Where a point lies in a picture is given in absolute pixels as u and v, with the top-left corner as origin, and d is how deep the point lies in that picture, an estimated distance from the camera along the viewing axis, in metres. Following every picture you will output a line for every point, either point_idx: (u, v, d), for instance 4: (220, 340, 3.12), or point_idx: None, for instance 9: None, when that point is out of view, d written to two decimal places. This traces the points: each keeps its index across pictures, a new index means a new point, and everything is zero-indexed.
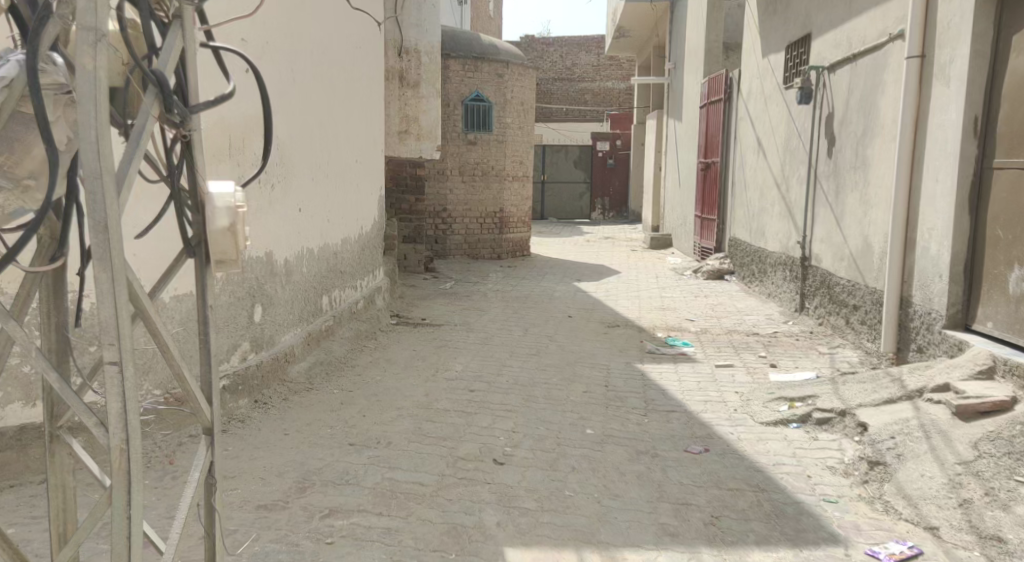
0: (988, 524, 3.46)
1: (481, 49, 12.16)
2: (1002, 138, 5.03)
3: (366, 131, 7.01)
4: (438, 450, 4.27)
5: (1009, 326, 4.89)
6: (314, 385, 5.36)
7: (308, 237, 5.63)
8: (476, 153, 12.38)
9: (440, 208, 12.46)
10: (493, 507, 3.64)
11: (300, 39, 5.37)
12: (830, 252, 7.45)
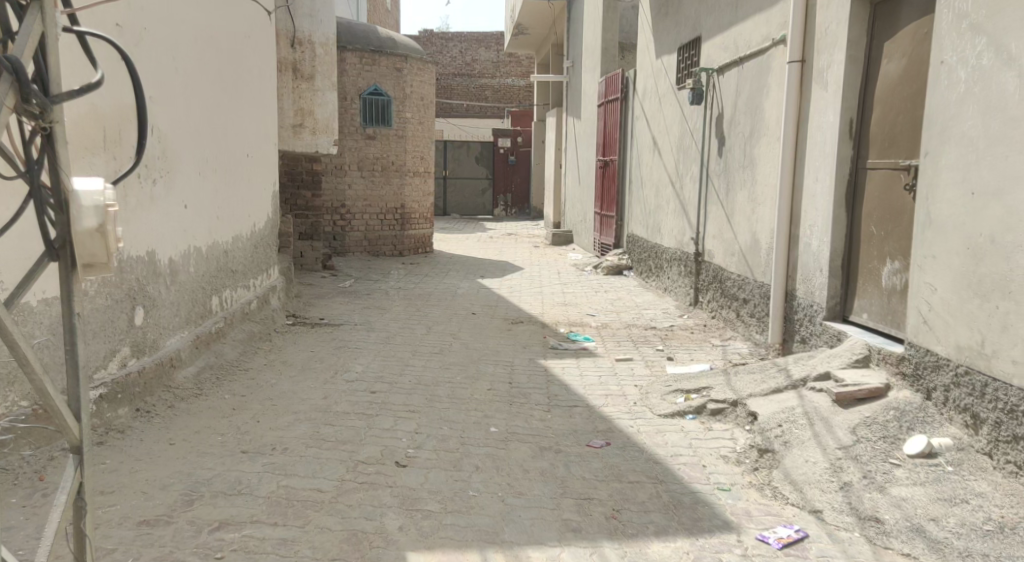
0: (866, 506, 3.69)
1: (378, 42, 12.08)
2: (874, 140, 5.33)
3: (258, 125, 6.85)
4: (336, 455, 4.23)
5: (883, 317, 5.19)
6: (203, 390, 5.21)
7: (194, 235, 5.47)
8: (374, 147, 12.26)
9: (339, 203, 12.27)
10: (395, 511, 3.63)
11: (183, 30, 5.21)
12: (722, 247, 7.73)
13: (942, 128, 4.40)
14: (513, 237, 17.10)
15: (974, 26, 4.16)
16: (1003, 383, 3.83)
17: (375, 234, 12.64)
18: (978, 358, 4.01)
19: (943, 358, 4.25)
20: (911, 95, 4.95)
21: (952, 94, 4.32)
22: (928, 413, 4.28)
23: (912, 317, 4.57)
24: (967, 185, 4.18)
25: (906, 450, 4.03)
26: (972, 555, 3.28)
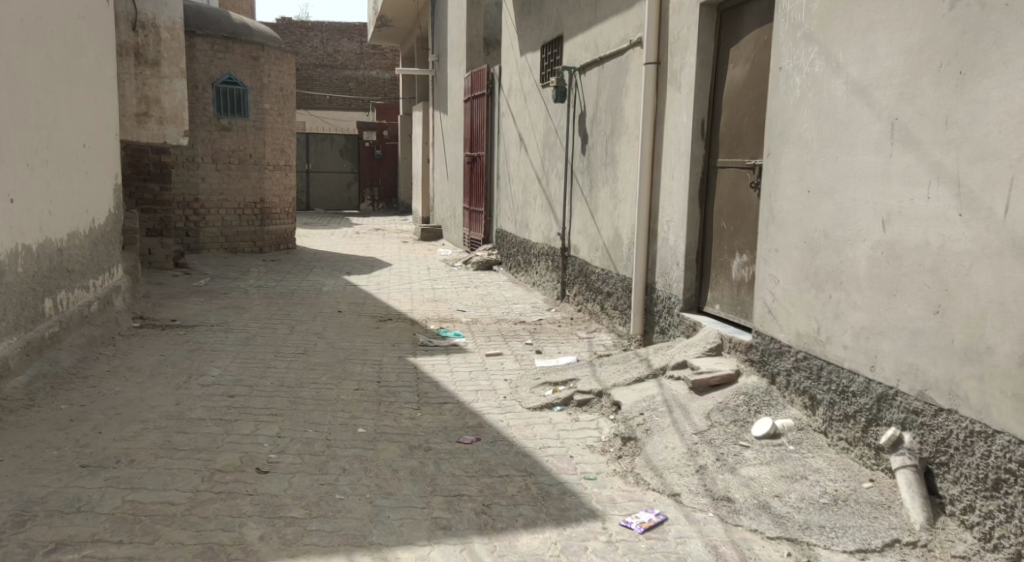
0: (719, 487, 3.90)
1: (231, 28, 11.65)
2: (724, 140, 5.62)
3: (94, 112, 6.48)
4: (191, 465, 4.09)
5: (733, 308, 5.48)
6: (37, 402, 4.91)
7: (22, 230, 5.12)
8: (229, 139, 11.84)
9: (192, 198, 11.78)
10: (256, 520, 3.55)
11: (5, 9, 4.86)
12: (586, 242, 7.94)
13: (781, 129, 4.68)
14: (381, 232, 16.94)
15: (808, 35, 4.45)
16: (836, 366, 4.15)
17: (232, 231, 12.23)
18: (815, 344, 4.32)
19: (786, 345, 4.56)
20: (754, 97, 5.24)
21: (790, 98, 4.61)
22: (773, 396, 4.58)
23: (759, 307, 4.86)
24: (804, 183, 4.47)
25: (754, 432, 4.31)
26: (811, 526, 3.53)
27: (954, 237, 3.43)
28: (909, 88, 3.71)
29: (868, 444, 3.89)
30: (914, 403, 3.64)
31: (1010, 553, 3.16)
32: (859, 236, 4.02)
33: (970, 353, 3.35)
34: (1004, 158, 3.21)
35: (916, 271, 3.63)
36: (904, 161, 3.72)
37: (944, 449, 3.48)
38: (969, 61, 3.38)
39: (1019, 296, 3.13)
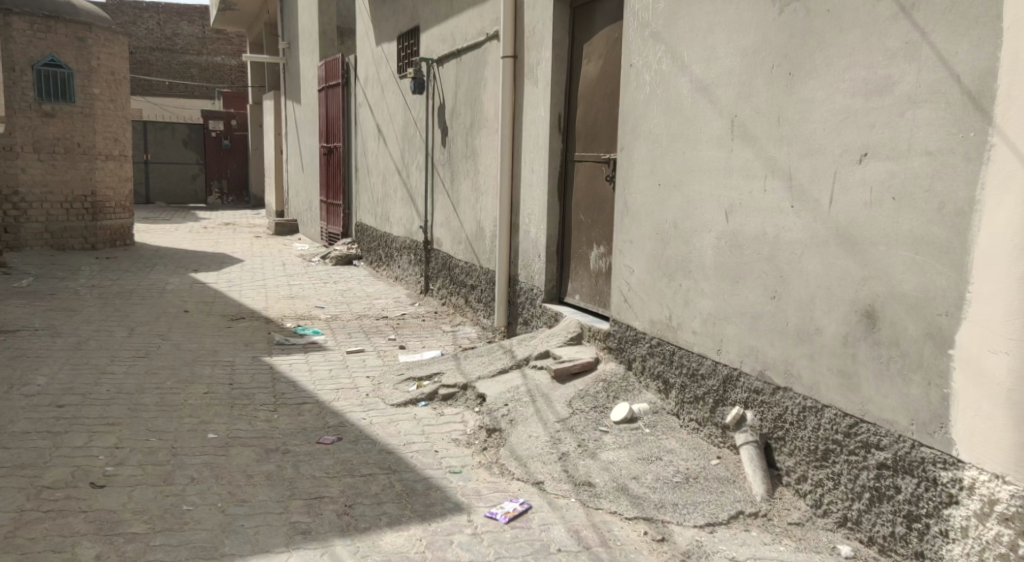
0: (581, 472, 4.02)
1: (53, 7, 10.90)
2: (580, 134, 5.76)
3: None
4: (16, 482, 3.81)
5: (591, 297, 5.64)
6: None
7: None
8: (53, 127, 11.06)
9: (11, 190, 10.93)
10: (91, 539, 3.36)
11: None
12: (448, 235, 7.95)
13: (633, 125, 4.85)
14: (232, 227, 16.30)
15: (654, 34, 4.63)
16: (687, 350, 4.36)
17: (58, 226, 11.48)
18: (667, 330, 4.52)
19: (641, 332, 4.75)
20: (607, 93, 5.40)
21: (640, 94, 4.78)
22: (631, 382, 4.75)
23: (617, 296, 5.03)
24: (655, 177, 4.65)
25: (612, 417, 4.47)
26: (664, 505, 3.69)
27: (787, 227, 3.67)
28: (745, 87, 3.93)
29: (716, 423, 4.10)
30: (755, 383, 3.88)
31: (838, 517, 3.39)
32: (705, 228, 4.22)
33: (803, 334, 3.58)
34: (827, 153, 3.45)
35: (756, 259, 3.86)
36: (743, 156, 3.94)
37: (782, 424, 3.71)
38: (796, 62, 3.62)
39: (843, 281, 3.37)
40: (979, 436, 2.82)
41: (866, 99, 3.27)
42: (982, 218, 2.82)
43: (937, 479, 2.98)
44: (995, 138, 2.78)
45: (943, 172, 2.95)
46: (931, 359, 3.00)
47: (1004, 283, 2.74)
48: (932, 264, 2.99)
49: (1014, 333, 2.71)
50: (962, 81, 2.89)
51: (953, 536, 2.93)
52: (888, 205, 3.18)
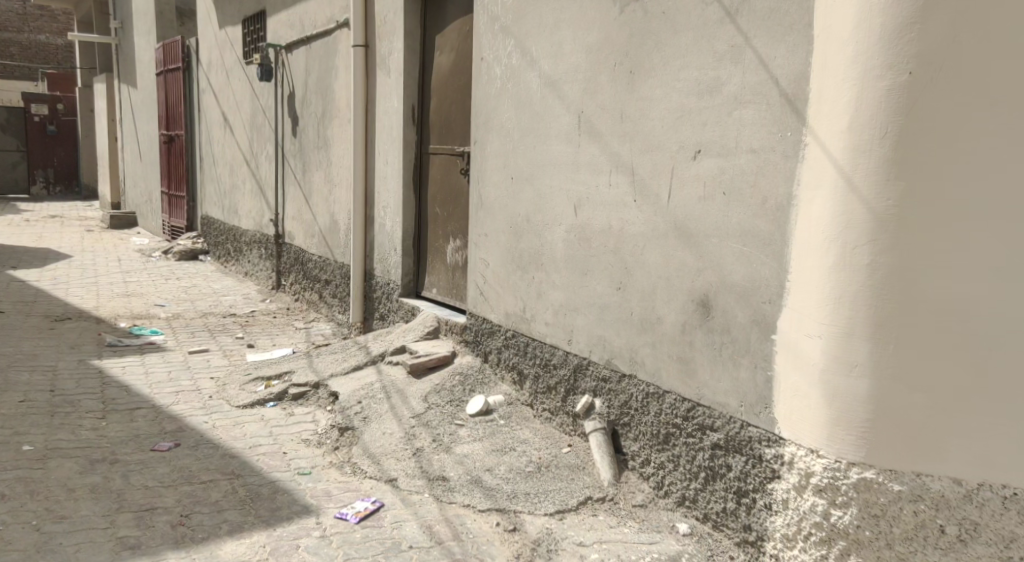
0: (435, 467, 4.03)
1: None
2: (434, 127, 5.75)
3: None
4: None
5: (448, 291, 5.65)
6: None
7: None
8: None
9: None
10: None
11: None
12: (301, 229, 7.76)
13: (485, 119, 4.89)
14: (61, 220, 15.24)
15: (504, 29, 4.68)
16: (539, 341, 4.45)
17: None
18: (521, 322, 4.60)
19: (497, 325, 4.81)
20: (460, 87, 5.41)
21: (491, 88, 4.82)
22: (486, 374, 4.80)
23: (473, 290, 5.07)
24: (507, 170, 4.71)
25: (467, 410, 4.50)
26: (516, 495, 3.75)
27: (631, 220, 3.80)
28: (591, 84, 4.03)
29: (567, 412, 4.20)
30: (604, 371, 4.00)
31: (677, 497, 3.55)
32: (556, 221, 4.31)
33: (647, 323, 3.73)
34: (665, 150, 3.59)
35: (603, 251, 3.98)
36: (590, 151, 4.04)
37: (627, 411, 3.85)
38: (637, 61, 3.75)
39: (681, 272, 3.53)
40: (797, 415, 3.01)
41: (699, 98, 3.43)
42: (798, 212, 3.02)
43: (762, 456, 3.16)
44: (808, 138, 2.97)
45: (765, 170, 3.14)
46: (757, 344, 3.19)
47: (817, 272, 2.93)
48: (758, 255, 3.18)
49: (825, 318, 2.91)
50: (780, 84, 3.08)
51: (775, 508, 3.10)
52: (719, 199, 3.35)
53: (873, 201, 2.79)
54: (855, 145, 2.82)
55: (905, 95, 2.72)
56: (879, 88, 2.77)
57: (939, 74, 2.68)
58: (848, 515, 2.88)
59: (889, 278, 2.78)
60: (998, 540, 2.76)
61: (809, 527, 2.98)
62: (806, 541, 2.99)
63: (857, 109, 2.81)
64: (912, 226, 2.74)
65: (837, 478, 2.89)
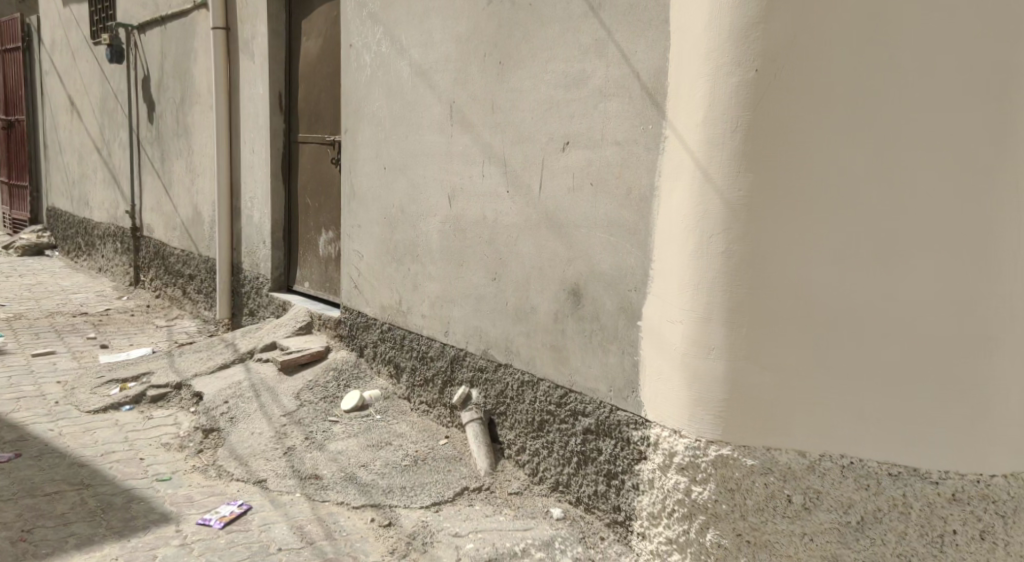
0: (307, 466, 3.92)
1: None
2: (303, 115, 5.59)
3: None
4: None
5: (321, 285, 5.51)
6: None
7: None
8: None
9: None
10: None
11: None
12: (161, 221, 7.39)
13: (357, 107, 4.80)
14: None
15: (373, 15, 4.60)
16: (415, 334, 4.41)
17: None
18: (397, 315, 4.54)
19: (372, 318, 4.73)
20: (329, 76, 5.28)
21: (361, 76, 4.74)
22: (361, 369, 4.72)
23: (348, 283, 4.99)
24: (380, 161, 4.63)
25: (342, 406, 4.41)
26: (392, 490, 3.69)
27: (504, 211, 3.81)
28: (460, 74, 4.01)
29: (444, 404, 4.17)
30: (479, 361, 4.00)
31: (551, 483, 3.59)
32: (429, 212, 4.28)
33: (520, 314, 3.75)
34: (535, 141, 3.61)
35: (477, 242, 3.97)
36: (461, 141, 4.03)
37: (503, 400, 3.86)
38: (505, 52, 3.75)
39: (552, 262, 3.56)
40: (661, 398, 3.09)
41: (564, 90, 3.47)
42: (659, 203, 3.09)
43: (630, 439, 3.22)
44: (667, 130, 3.05)
45: (629, 161, 3.21)
46: (625, 331, 3.26)
47: (677, 260, 3.01)
48: (624, 245, 3.24)
49: (684, 304, 2.98)
50: (641, 78, 3.15)
51: (642, 488, 3.17)
52: (586, 190, 3.39)
53: (726, 191, 2.86)
54: (708, 137, 2.90)
55: (751, 90, 2.80)
56: (729, 83, 2.84)
57: (781, 70, 2.76)
58: (707, 490, 2.94)
59: (740, 264, 2.85)
60: (839, 506, 2.82)
61: (672, 504, 3.05)
62: (670, 518, 3.06)
63: (710, 103, 2.89)
64: (761, 213, 2.81)
65: (698, 456, 2.96)
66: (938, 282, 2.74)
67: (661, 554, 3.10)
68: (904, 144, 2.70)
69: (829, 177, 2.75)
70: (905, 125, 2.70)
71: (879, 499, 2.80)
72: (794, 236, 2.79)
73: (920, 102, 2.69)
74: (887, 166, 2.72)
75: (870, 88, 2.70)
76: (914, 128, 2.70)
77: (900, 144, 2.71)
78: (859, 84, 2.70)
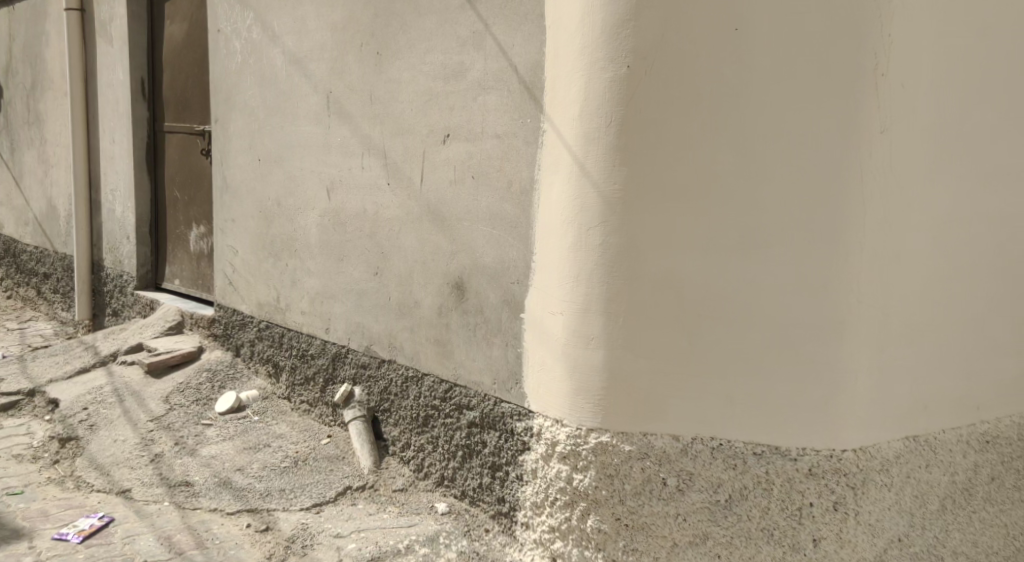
0: (176, 472, 3.73)
1: None
2: (168, 103, 5.31)
3: None
4: None
5: (192, 282, 5.26)
6: None
7: None
8: None
9: None
10: None
11: None
12: (12, 216, 6.87)
13: (228, 96, 4.63)
14: None
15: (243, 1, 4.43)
16: (295, 331, 4.28)
17: None
18: (276, 313, 4.41)
19: (248, 316, 4.58)
20: (193, 62, 5.04)
21: (232, 64, 4.57)
22: (237, 369, 4.55)
23: (221, 279, 4.82)
24: (254, 152, 4.48)
25: (217, 408, 4.24)
26: (269, 493, 3.57)
27: (385, 204, 3.75)
28: (337, 63, 3.92)
29: (326, 402, 4.07)
30: (362, 358, 3.92)
31: (436, 477, 3.57)
32: (308, 205, 4.16)
33: (404, 308, 3.71)
34: (415, 134, 3.57)
35: (358, 236, 3.89)
36: (340, 132, 3.94)
37: (387, 396, 3.81)
38: (382, 42, 3.69)
39: (436, 256, 3.54)
40: (544, 389, 3.13)
41: (445, 82, 3.44)
42: (540, 195, 3.13)
43: (513, 430, 3.24)
44: (545, 124, 3.09)
45: (510, 154, 3.22)
46: (508, 323, 3.28)
47: (557, 252, 3.05)
48: (506, 238, 3.26)
49: (564, 296, 3.03)
50: (519, 72, 3.17)
51: (526, 478, 3.19)
52: (469, 183, 3.38)
53: (602, 184, 2.92)
54: (585, 132, 2.94)
55: (625, 87, 2.86)
56: (603, 79, 2.89)
57: (652, 67, 2.83)
58: (587, 478, 2.99)
59: (617, 256, 2.91)
60: (709, 486, 2.95)
61: (555, 492, 3.08)
62: (552, 506, 3.09)
63: (586, 98, 2.94)
64: (635, 206, 2.88)
65: (579, 444, 3.01)
66: (798, 272, 2.91)
67: (545, 542, 3.12)
68: (766, 140, 2.84)
69: (699, 171, 2.85)
70: (766, 122, 2.84)
71: (745, 477, 2.95)
72: (667, 228, 2.87)
73: (779, 101, 2.83)
74: (751, 161, 2.85)
75: (734, 86, 2.82)
76: (775, 126, 2.84)
77: (762, 141, 2.84)
78: (725, 82, 2.82)
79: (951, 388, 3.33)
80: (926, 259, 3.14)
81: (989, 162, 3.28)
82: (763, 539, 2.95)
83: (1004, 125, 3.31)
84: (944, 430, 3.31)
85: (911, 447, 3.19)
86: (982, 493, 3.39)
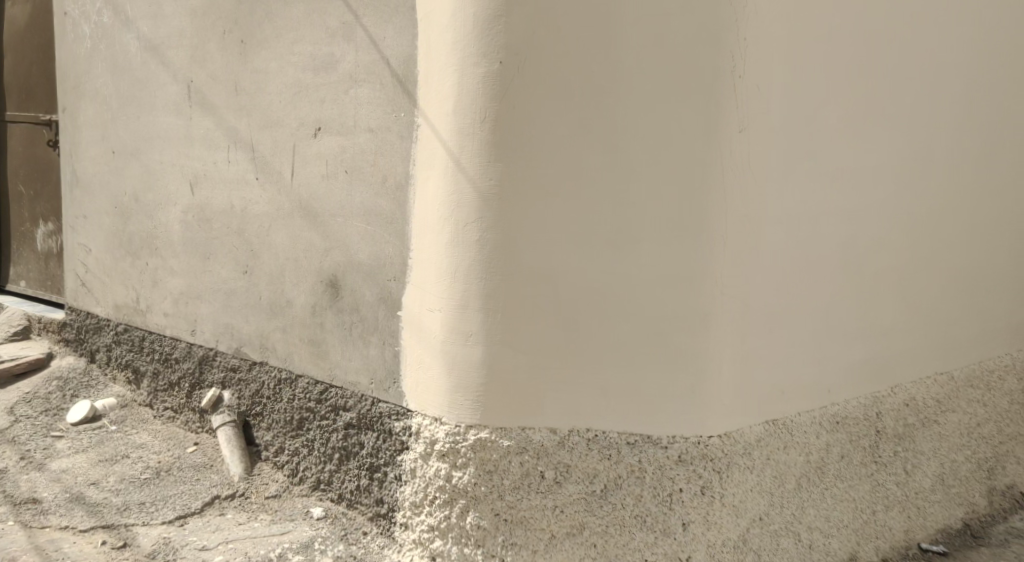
0: (22, 489, 3.46)
1: None
2: (10, 90, 4.92)
3: None
4: None
5: (40, 284, 4.89)
6: None
7: None
8: None
9: None
10: None
11: None
12: None
13: (77, 83, 4.33)
14: None
15: None
16: (157, 334, 4.06)
17: None
18: (135, 315, 4.16)
19: (104, 320, 4.31)
20: (36, 47, 4.68)
21: (82, 49, 4.28)
22: (93, 376, 4.27)
23: (72, 280, 4.51)
24: (108, 144, 4.22)
25: (69, 419, 3.96)
26: (128, 507, 3.36)
27: (253, 199, 3.60)
28: (198, 51, 3.73)
29: (192, 409, 3.88)
30: (231, 360, 3.75)
31: (311, 482, 3.46)
32: (169, 201, 3.95)
33: (275, 308, 3.58)
34: (284, 126, 3.45)
35: (225, 233, 3.72)
36: (203, 124, 3.76)
37: (259, 400, 3.66)
38: (246, 30, 3.54)
39: (308, 253, 3.43)
40: (422, 387, 3.09)
41: (314, 74, 3.34)
42: (415, 190, 3.08)
43: (391, 430, 3.19)
44: (419, 119, 3.04)
45: (383, 148, 3.16)
46: (384, 321, 3.22)
47: (433, 248, 3.02)
48: (381, 234, 3.20)
49: (440, 292, 3.00)
50: (391, 65, 3.11)
51: (404, 479, 3.14)
52: (341, 177, 3.30)
53: (477, 179, 2.90)
54: (458, 127, 2.92)
55: (498, 83, 2.86)
56: (475, 75, 2.88)
57: (524, 63, 2.84)
58: (466, 474, 2.97)
59: (491, 252, 2.91)
60: (586, 477, 3.00)
61: (434, 491, 3.04)
62: (431, 505, 3.05)
63: (459, 93, 2.91)
64: (510, 202, 2.88)
65: (458, 441, 2.98)
66: (666, 266, 3.00)
67: (424, 542, 3.07)
68: (635, 138, 2.91)
69: (572, 167, 2.89)
70: (635, 120, 2.91)
71: (620, 467, 3.02)
72: (541, 224, 2.90)
73: (648, 99, 2.90)
74: (621, 158, 2.91)
75: (603, 85, 2.87)
76: (643, 124, 2.91)
77: (631, 138, 2.91)
78: (594, 81, 2.86)
79: (805, 372, 3.48)
80: (784, 253, 3.30)
81: (838, 160, 3.48)
82: (636, 525, 3.03)
83: (852, 125, 3.52)
84: (799, 413, 3.47)
85: (770, 431, 3.33)
86: (833, 471, 3.62)
